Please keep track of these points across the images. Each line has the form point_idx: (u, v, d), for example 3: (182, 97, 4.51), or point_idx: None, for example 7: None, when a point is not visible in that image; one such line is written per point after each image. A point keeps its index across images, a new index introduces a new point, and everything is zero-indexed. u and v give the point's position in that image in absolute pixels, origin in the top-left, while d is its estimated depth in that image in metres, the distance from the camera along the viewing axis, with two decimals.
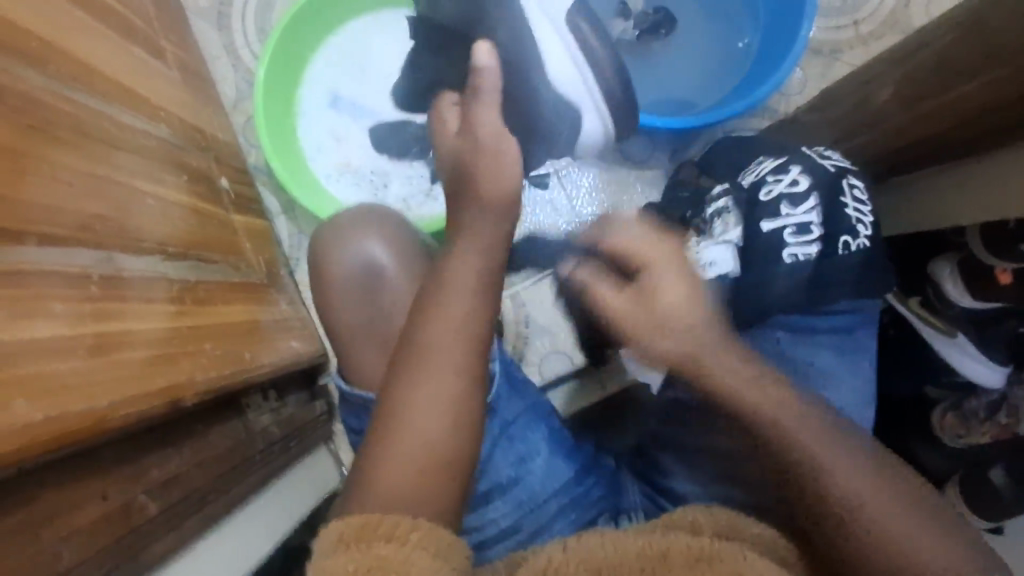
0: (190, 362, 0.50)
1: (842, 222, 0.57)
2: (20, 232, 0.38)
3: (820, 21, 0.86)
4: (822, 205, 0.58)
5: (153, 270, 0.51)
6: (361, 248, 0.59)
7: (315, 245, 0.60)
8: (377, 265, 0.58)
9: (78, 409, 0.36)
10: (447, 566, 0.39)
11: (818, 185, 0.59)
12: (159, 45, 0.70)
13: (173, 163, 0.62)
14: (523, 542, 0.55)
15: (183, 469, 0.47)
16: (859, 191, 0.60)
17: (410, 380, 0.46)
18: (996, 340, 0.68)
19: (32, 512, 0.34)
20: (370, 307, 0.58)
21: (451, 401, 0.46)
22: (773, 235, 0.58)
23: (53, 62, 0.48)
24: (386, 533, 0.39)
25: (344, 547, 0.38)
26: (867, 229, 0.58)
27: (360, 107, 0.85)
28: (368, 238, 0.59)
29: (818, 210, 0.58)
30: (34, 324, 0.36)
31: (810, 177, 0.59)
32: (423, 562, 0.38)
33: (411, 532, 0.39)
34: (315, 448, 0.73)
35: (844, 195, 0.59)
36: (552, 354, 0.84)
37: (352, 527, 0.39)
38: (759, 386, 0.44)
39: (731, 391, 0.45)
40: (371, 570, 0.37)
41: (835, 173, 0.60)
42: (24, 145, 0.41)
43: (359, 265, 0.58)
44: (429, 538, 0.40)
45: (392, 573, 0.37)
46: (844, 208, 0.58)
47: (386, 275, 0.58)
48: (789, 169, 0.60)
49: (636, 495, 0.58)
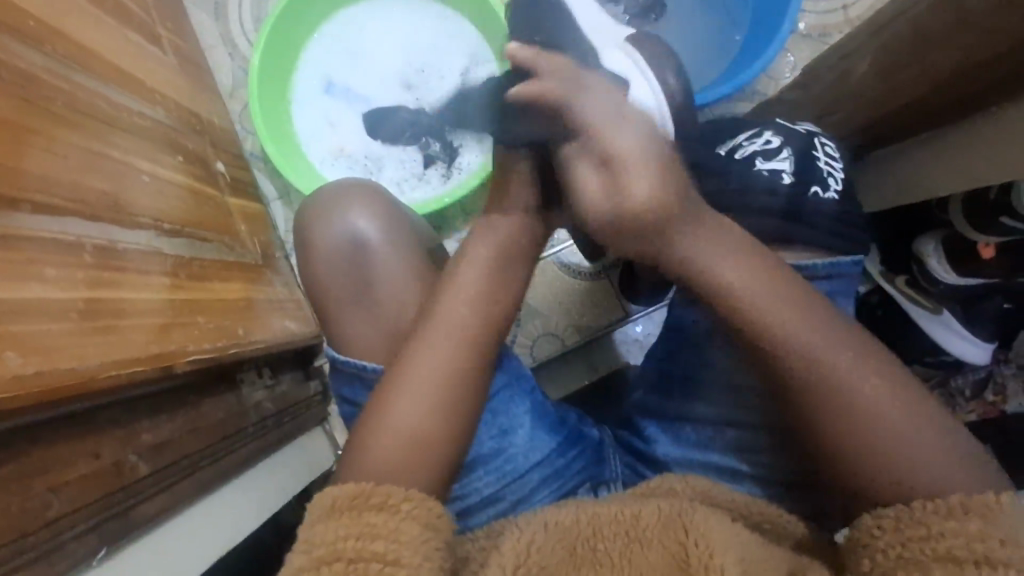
0: (182, 333, 0.51)
1: (813, 173, 0.57)
2: (16, 200, 0.40)
3: (809, 5, 0.87)
4: (795, 157, 0.58)
5: (148, 244, 0.53)
6: (347, 224, 0.60)
7: (307, 222, 0.61)
8: (364, 240, 0.59)
9: (67, 368, 0.37)
10: (434, 538, 0.40)
11: (791, 143, 0.59)
12: (156, 31, 0.71)
13: (168, 145, 0.63)
14: (505, 510, 0.55)
15: (174, 436, 0.48)
16: (830, 149, 0.60)
17: (411, 338, 0.48)
18: (980, 316, 0.69)
19: (26, 464, 0.35)
20: (358, 282, 0.59)
21: (446, 371, 0.47)
22: (746, 180, 0.57)
23: (50, 42, 0.50)
24: (379, 502, 0.40)
25: (333, 515, 0.39)
26: (837, 184, 0.58)
27: (354, 93, 0.87)
28: (355, 213, 0.60)
29: (790, 161, 0.58)
30: (27, 287, 0.38)
31: (783, 137, 0.59)
32: (410, 532, 0.39)
33: (403, 503, 0.40)
34: (309, 425, 0.75)
35: (817, 151, 0.59)
36: (543, 335, 0.86)
37: (345, 493, 0.40)
38: (776, 286, 0.44)
39: (765, 313, 0.44)
40: (358, 538, 0.37)
41: (806, 135, 0.60)
42: (23, 120, 0.43)
43: (347, 240, 0.59)
44: (420, 509, 0.40)
45: (378, 539, 0.38)
46: (816, 162, 0.58)
47: (375, 250, 0.59)
48: (762, 134, 0.60)
49: (618, 466, 0.58)
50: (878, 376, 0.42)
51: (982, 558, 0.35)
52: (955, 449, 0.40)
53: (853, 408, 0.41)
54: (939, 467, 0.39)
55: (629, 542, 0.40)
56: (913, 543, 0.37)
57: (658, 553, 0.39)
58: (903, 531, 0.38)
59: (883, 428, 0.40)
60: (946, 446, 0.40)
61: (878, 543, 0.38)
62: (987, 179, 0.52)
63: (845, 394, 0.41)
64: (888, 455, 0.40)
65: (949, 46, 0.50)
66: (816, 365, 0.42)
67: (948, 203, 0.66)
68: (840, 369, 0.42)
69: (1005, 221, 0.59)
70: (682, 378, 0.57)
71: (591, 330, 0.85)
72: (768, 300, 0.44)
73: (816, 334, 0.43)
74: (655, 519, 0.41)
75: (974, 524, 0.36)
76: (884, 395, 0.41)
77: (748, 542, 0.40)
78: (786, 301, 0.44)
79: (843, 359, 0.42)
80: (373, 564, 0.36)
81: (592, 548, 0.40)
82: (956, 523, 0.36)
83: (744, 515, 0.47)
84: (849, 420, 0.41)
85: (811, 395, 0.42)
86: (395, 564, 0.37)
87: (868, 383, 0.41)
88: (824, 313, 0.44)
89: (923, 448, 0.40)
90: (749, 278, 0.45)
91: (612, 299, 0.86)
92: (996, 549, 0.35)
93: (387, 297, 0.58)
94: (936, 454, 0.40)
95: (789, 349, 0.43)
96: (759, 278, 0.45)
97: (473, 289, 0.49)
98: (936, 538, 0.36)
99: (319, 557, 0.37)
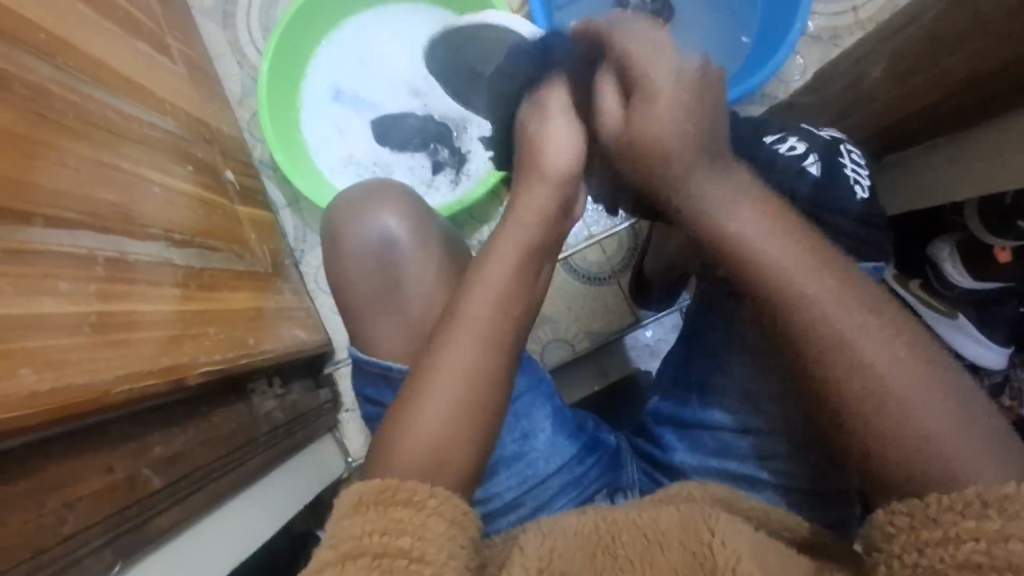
0: (193, 344, 0.51)
1: (841, 180, 0.57)
2: (29, 214, 0.40)
3: (819, 7, 0.87)
4: (822, 162, 0.57)
5: (158, 256, 0.53)
6: (374, 224, 0.59)
7: (337, 223, 0.60)
8: (390, 240, 0.59)
9: (80, 383, 0.37)
10: (460, 534, 0.38)
11: (816, 149, 0.58)
12: (164, 41, 0.71)
13: (179, 155, 0.64)
14: (525, 516, 0.54)
15: (186, 447, 0.48)
16: (856, 156, 0.60)
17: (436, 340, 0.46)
18: (996, 321, 0.68)
19: (39, 480, 0.35)
20: (384, 283, 0.58)
21: (455, 364, 0.45)
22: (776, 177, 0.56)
23: (60, 54, 0.50)
24: (405, 498, 0.38)
25: (360, 510, 0.37)
26: (864, 190, 0.57)
27: (361, 100, 0.87)
28: (383, 213, 0.59)
29: (818, 165, 0.57)
30: (42, 302, 0.38)
31: (808, 143, 0.58)
32: (436, 528, 0.37)
33: (429, 498, 0.39)
34: (319, 434, 0.74)
35: (842, 157, 0.58)
36: (554, 340, 0.85)
37: (370, 489, 0.39)
38: (798, 257, 0.42)
39: (777, 277, 0.42)
40: (383, 532, 0.36)
41: (832, 141, 0.59)
42: (35, 134, 0.43)
43: (374, 240, 0.59)
44: (446, 505, 0.39)
45: (403, 535, 0.36)
46: (843, 169, 0.58)
47: (402, 251, 0.58)
48: (787, 139, 0.59)
49: (635, 472, 0.57)
50: (906, 360, 0.39)
51: (1005, 564, 0.32)
52: (982, 435, 0.37)
53: (875, 393, 0.39)
54: (964, 456, 0.37)
55: (649, 547, 0.39)
56: (928, 548, 0.35)
57: (678, 556, 0.39)
58: (920, 534, 0.35)
59: (907, 411, 0.38)
60: (975, 432, 0.37)
61: (893, 547, 0.36)
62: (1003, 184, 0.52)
63: (864, 374, 0.39)
64: (910, 442, 0.38)
65: (963, 51, 0.49)
66: (835, 343, 0.40)
67: (963, 208, 0.64)
68: (859, 345, 0.40)
69: (1021, 224, 0.58)
70: (699, 381, 0.56)
71: (602, 336, 0.85)
72: (790, 274, 0.42)
73: (832, 306, 0.41)
74: (676, 523, 0.41)
75: (995, 521, 0.33)
76: (909, 377, 0.39)
77: (771, 554, 0.40)
78: (806, 267, 0.42)
79: (870, 340, 0.40)
80: (398, 561, 0.35)
81: (610, 554, 0.40)
82: (976, 522, 0.34)
83: (778, 526, 0.46)
84: (869, 405, 0.39)
85: (822, 371, 0.40)
86: (420, 561, 0.35)
87: (891, 364, 0.39)
88: (854, 289, 0.42)
89: (951, 437, 0.37)
90: (764, 240, 0.43)
91: (623, 305, 0.85)
92: (1020, 554, 0.32)
93: (414, 301, 0.57)
94: (963, 439, 0.37)
95: (812, 323, 0.41)
96: (771, 238, 0.43)
97: (481, 281, 0.47)
98: (953, 542, 0.34)
99: (345, 553, 0.35)
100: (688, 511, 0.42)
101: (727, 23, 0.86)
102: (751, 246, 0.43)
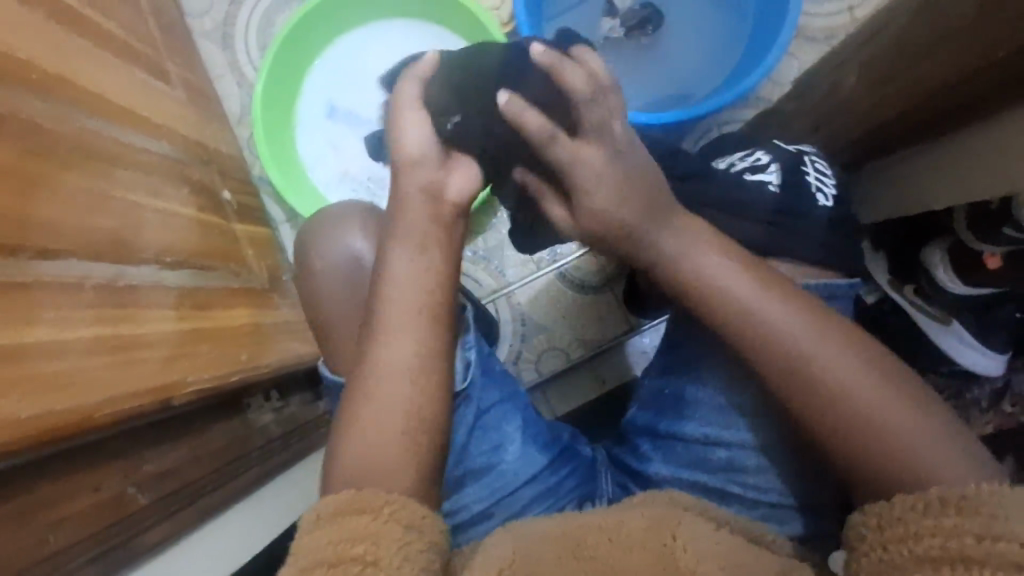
0: (184, 364, 0.53)
1: (801, 189, 0.56)
2: (19, 246, 0.42)
3: (814, 8, 0.86)
4: (781, 171, 0.57)
5: (152, 279, 0.55)
6: (345, 244, 0.60)
7: (309, 237, 0.62)
8: (361, 260, 0.59)
9: (66, 407, 0.39)
10: (419, 540, 0.39)
11: (779, 159, 0.58)
12: (162, 66, 0.74)
13: (175, 177, 0.66)
14: (497, 526, 0.55)
15: (176, 464, 0.51)
16: (821, 165, 0.59)
17: (369, 338, 0.48)
18: (992, 325, 0.67)
19: (23, 502, 0.37)
20: (359, 301, 0.60)
21: (404, 365, 0.46)
22: (756, 184, 0.56)
23: (55, 89, 0.52)
24: (362, 506, 0.40)
25: (320, 524, 0.39)
26: (827, 198, 0.57)
27: (354, 116, 0.89)
28: (353, 234, 0.60)
29: (777, 174, 0.57)
30: (31, 331, 0.40)
31: (772, 154, 0.59)
32: (392, 534, 0.38)
33: (385, 506, 0.40)
34: (320, 444, 0.76)
35: (806, 167, 0.58)
36: (548, 350, 0.86)
37: (329, 502, 0.40)
38: (760, 282, 0.46)
39: (742, 301, 0.46)
40: (341, 542, 0.37)
41: (796, 153, 0.59)
42: (29, 170, 0.45)
43: (346, 260, 0.60)
44: (402, 511, 0.40)
45: (360, 542, 0.37)
46: (806, 178, 0.57)
47: (370, 270, 0.59)
48: (754, 154, 0.59)
49: (609, 483, 0.58)
50: (863, 370, 0.43)
51: (960, 557, 0.35)
52: (945, 437, 0.41)
53: (838, 399, 0.43)
54: (921, 451, 0.41)
55: (613, 549, 0.40)
56: (893, 543, 0.38)
57: (640, 557, 0.39)
58: (887, 531, 0.39)
59: (872, 418, 0.42)
60: (937, 433, 0.41)
61: (864, 545, 0.40)
62: (980, 194, 0.51)
63: (828, 387, 0.43)
64: (875, 441, 0.42)
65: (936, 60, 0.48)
66: (798, 359, 0.44)
67: (953, 212, 0.63)
68: (819, 361, 0.44)
69: (1007, 231, 0.56)
70: (676, 396, 0.55)
71: (595, 344, 0.86)
72: (752, 300, 0.46)
73: (790, 329, 0.45)
74: (640, 527, 0.42)
75: (954, 519, 0.37)
76: (872, 390, 0.43)
77: (738, 557, 0.41)
78: (757, 290, 0.46)
79: (824, 354, 0.44)
80: (355, 567, 0.36)
81: (578, 559, 0.40)
82: (938, 520, 0.37)
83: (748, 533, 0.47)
84: (832, 414, 0.43)
85: (791, 389, 0.44)
86: (375, 566, 0.37)
87: (855, 376, 0.43)
88: (805, 306, 0.46)
89: (919, 440, 0.41)
90: (727, 267, 0.47)
91: (617, 313, 0.86)
92: (973, 546, 0.35)
93: None
94: (921, 437, 0.41)
95: (768, 343, 0.45)
96: (734, 267, 0.47)
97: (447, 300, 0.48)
98: (916, 539, 0.37)
99: (315, 559, 0.37)
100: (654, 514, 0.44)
101: (719, 28, 0.86)
102: (714, 272, 0.47)
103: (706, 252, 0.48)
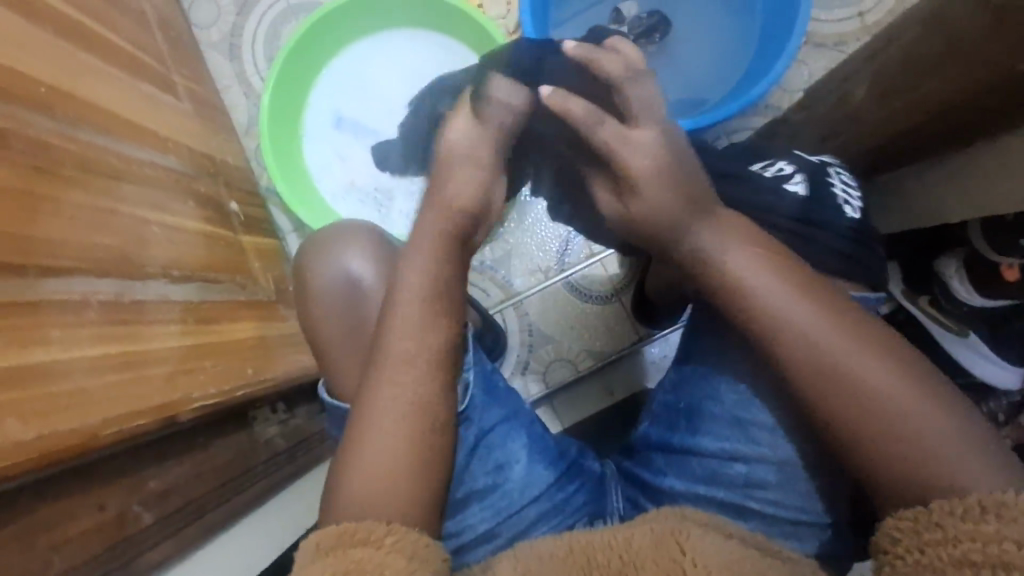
0: (188, 380, 0.53)
1: (830, 199, 0.55)
2: (23, 266, 0.42)
3: (824, 14, 0.84)
4: (808, 180, 0.57)
5: (158, 294, 0.55)
6: (341, 264, 0.60)
7: (313, 251, 0.62)
8: (357, 279, 0.59)
9: (68, 429, 0.39)
10: (423, 568, 0.39)
11: (804, 170, 0.58)
12: (169, 78, 0.74)
13: (182, 191, 0.66)
14: (501, 547, 0.54)
15: (179, 480, 0.50)
16: (846, 177, 0.59)
17: (375, 353, 0.47)
18: (1009, 337, 0.66)
19: (25, 524, 0.37)
20: (359, 318, 0.59)
21: (411, 379, 0.46)
22: (775, 191, 0.55)
23: (61, 106, 0.52)
24: (363, 538, 0.39)
25: (319, 557, 0.38)
26: (855, 211, 0.56)
27: (361, 126, 0.89)
28: (349, 254, 0.60)
29: (804, 184, 0.56)
30: (33, 352, 0.40)
31: (797, 165, 0.58)
32: (396, 563, 0.38)
33: (386, 536, 0.39)
34: (327, 457, 0.76)
35: (832, 178, 0.58)
36: (555, 361, 0.85)
37: (327, 536, 0.39)
38: (789, 281, 0.46)
39: (769, 301, 0.45)
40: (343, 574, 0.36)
41: (819, 164, 0.59)
42: (35, 189, 0.45)
43: (341, 280, 0.59)
44: (404, 542, 0.40)
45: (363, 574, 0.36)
46: (832, 189, 0.57)
47: (369, 289, 0.59)
48: (777, 164, 0.59)
49: (619, 499, 0.57)
50: (895, 371, 0.42)
51: (1000, 562, 0.34)
52: (978, 444, 0.40)
53: (871, 400, 0.42)
54: (956, 456, 0.40)
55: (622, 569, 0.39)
56: (929, 548, 0.37)
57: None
58: (923, 535, 0.38)
59: (904, 422, 0.41)
60: (970, 439, 0.40)
61: (899, 548, 0.39)
62: (998, 208, 0.50)
63: (862, 388, 0.42)
64: (908, 446, 0.40)
65: (948, 70, 0.47)
66: (827, 362, 0.43)
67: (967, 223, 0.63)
68: (850, 363, 0.42)
69: None
70: (689, 410, 0.54)
71: (604, 354, 0.85)
72: (779, 300, 0.45)
73: (819, 329, 0.44)
74: (648, 544, 0.41)
75: (991, 525, 0.36)
76: (904, 392, 0.41)
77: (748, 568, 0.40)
78: (788, 290, 0.45)
79: (855, 355, 0.43)
80: None
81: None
82: (974, 524, 0.36)
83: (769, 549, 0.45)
84: (863, 418, 0.42)
85: (821, 391, 0.43)
86: None
87: (888, 378, 0.42)
88: (834, 307, 0.45)
89: (953, 445, 0.40)
90: (752, 266, 0.46)
91: (626, 323, 0.85)
92: (1013, 553, 0.34)
93: None
94: (954, 442, 0.40)
95: (799, 342, 0.44)
96: (760, 265, 0.46)
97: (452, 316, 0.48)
98: (953, 544, 0.36)
99: None
100: (661, 530, 0.43)
101: (727, 36, 0.85)
102: (741, 271, 0.46)
103: (736, 250, 0.47)
